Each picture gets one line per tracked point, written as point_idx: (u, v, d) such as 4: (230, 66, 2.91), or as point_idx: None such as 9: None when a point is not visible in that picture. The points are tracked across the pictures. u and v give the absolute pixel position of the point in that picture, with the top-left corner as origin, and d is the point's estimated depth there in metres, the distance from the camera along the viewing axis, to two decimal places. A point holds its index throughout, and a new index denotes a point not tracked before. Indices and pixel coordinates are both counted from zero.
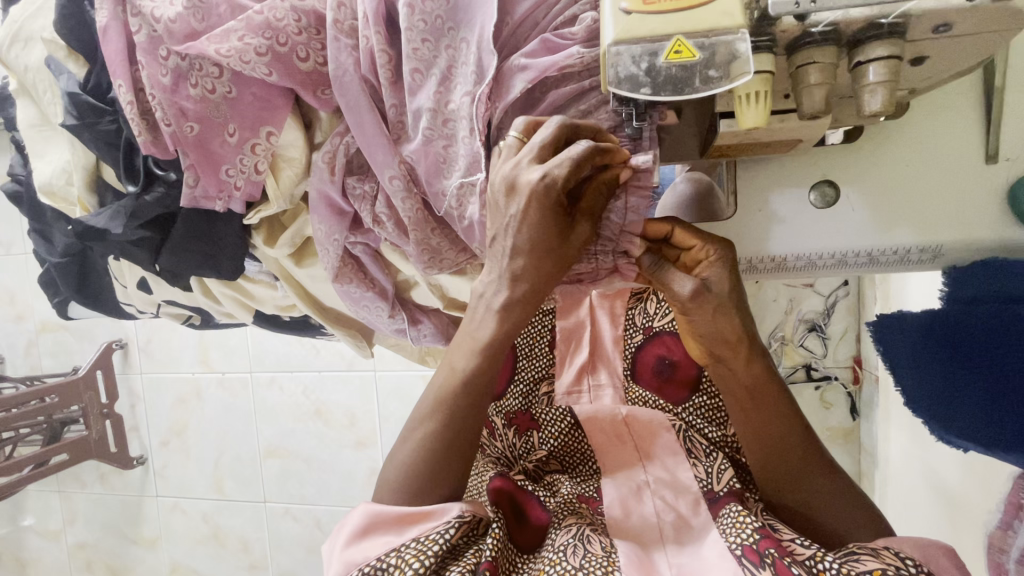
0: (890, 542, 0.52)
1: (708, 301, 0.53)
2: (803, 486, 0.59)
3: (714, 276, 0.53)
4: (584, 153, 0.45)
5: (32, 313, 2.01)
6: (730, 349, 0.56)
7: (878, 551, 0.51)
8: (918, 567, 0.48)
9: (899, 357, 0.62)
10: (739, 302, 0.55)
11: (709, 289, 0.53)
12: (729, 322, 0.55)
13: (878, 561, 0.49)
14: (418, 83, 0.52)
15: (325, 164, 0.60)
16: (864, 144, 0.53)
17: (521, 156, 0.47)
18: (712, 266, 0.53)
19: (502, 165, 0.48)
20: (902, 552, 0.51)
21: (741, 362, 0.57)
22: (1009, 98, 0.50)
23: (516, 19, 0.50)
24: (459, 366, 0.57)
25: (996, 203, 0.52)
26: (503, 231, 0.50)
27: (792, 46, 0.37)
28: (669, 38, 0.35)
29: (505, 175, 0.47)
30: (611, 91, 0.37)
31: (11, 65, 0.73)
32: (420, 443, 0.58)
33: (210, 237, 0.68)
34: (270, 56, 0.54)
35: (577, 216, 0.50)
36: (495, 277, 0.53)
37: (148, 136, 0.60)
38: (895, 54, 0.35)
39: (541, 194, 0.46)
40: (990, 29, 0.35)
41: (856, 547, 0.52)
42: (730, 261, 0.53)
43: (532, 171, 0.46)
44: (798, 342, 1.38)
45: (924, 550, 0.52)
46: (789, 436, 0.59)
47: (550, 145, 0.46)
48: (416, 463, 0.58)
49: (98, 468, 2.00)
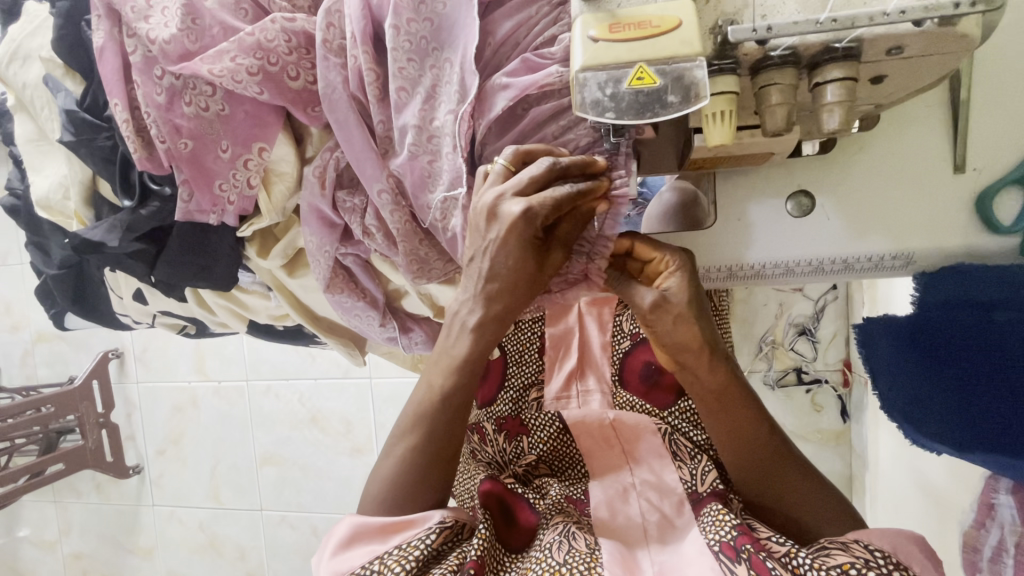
0: (860, 535, 0.54)
1: (668, 312, 0.55)
2: (778, 485, 0.61)
3: (673, 286, 0.54)
4: (564, 196, 0.49)
5: (29, 323, 2.02)
6: (704, 355, 0.57)
7: (848, 544, 0.53)
8: (886, 558, 0.50)
9: (883, 359, 0.62)
10: (700, 314, 0.56)
11: (668, 300, 0.55)
12: (690, 330, 0.56)
13: (846, 555, 0.51)
14: (404, 101, 0.54)
15: (316, 178, 0.62)
16: (838, 155, 0.56)
17: (507, 186, 0.50)
18: (672, 276, 0.55)
19: (485, 193, 0.51)
20: (871, 544, 0.52)
21: (712, 364, 0.58)
22: (975, 110, 0.52)
23: (497, 39, 0.52)
24: (437, 383, 0.59)
25: (964, 212, 0.54)
26: (482, 252, 0.53)
27: (755, 68, 0.39)
28: (632, 65, 0.37)
29: (488, 204, 0.50)
30: (578, 115, 0.38)
31: (10, 82, 0.75)
32: (401, 459, 0.60)
33: (205, 249, 0.70)
34: (261, 76, 0.56)
35: (552, 244, 0.54)
36: (468, 296, 0.56)
37: (143, 153, 0.61)
38: (850, 76, 0.38)
39: (524, 225, 0.49)
40: (939, 51, 0.37)
41: (827, 543, 0.54)
42: (691, 271, 0.55)
43: (514, 203, 0.49)
44: (788, 345, 1.40)
45: (892, 540, 0.53)
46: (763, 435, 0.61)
47: (537, 181, 0.49)
48: (403, 474, 0.59)
49: (94, 477, 2.00)
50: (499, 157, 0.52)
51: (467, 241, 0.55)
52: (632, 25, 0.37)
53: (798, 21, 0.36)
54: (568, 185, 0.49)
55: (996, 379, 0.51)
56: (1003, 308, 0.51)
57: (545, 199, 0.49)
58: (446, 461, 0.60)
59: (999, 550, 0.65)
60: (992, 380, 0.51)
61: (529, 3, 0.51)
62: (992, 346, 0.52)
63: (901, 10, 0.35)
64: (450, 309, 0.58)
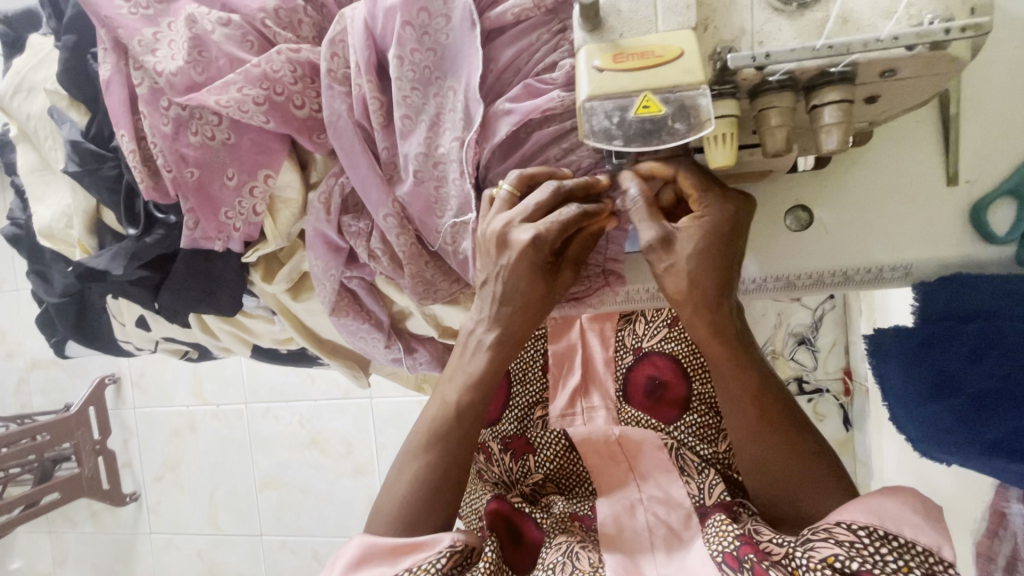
0: (839, 513, 0.51)
1: (667, 257, 0.50)
2: (790, 475, 0.56)
3: (687, 233, 0.50)
4: (571, 218, 0.50)
5: (23, 350, 2.00)
6: (688, 308, 0.52)
7: (830, 530, 0.50)
8: (869, 535, 0.48)
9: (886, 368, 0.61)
10: (709, 263, 0.50)
11: (672, 243, 0.50)
12: (680, 281, 0.51)
13: (830, 546, 0.48)
14: (408, 128, 0.55)
15: (321, 204, 0.63)
16: (832, 169, 0.57)
17: (514, 213, 0.52)
18: (694, 220, 0.50)
19: (492, 218, 0.53)
20: (852, 522, 0.49)
21: (711, 311, 0.52)
22: (966, 123, 0.53)
23: (500, 66, 0.53)
24: (451, 400, 0.60)
25: (960, 222, 0.55)
26: (494, 277, 0.55)
27: (754, 91, 0.41)
28: (638, 93, 0.38)
29: (496, 231, 0.52)
30: (587, 142, 0.40)
31: (13, 114, 0.76)
32: (411, 478, 0.59)
33: (210, 276, 0.70)
34: (267, 106, 0.57)
35: (563, 264, 0.56)
36: (484, 316, 0.58)
37: (150, 182, 0.62)
38: (846, 99, 0.39)
39: (533, 251, 0.51)
40: (931, 72, 0.39)
41: (810, 532, 0.51)
42: (712, 224, 0.50)
43: (523, 230, 0.51)
44: (788, 355, 1.43)
45: (878, 511, 0.50)
46: (775, 415, 0.56)
47: (542, 208, 0.51)
48: (413, 495, 0.59)
49: (90, 506, 1.97)
50: (504, 182, 0.54)
51: (478, 264, 0.57)
52: (635, 54, 0.38)
53: (795, 48, 0.37)
54: (575, 206, 0.51)
55: (1007, 391, 0.52)
56: (1005, 317, 0.53)
57: (552, 224, 0.51)
58: (459, 480, 0.59)
59: (1013, 559, 0.66)
60: (1002, 392, 0.52)
61: (530, 30, 0.53)
62: (1003, 353, 0.52)
63: (896, 36, 0.36)
64: (465, 328, 0.60)
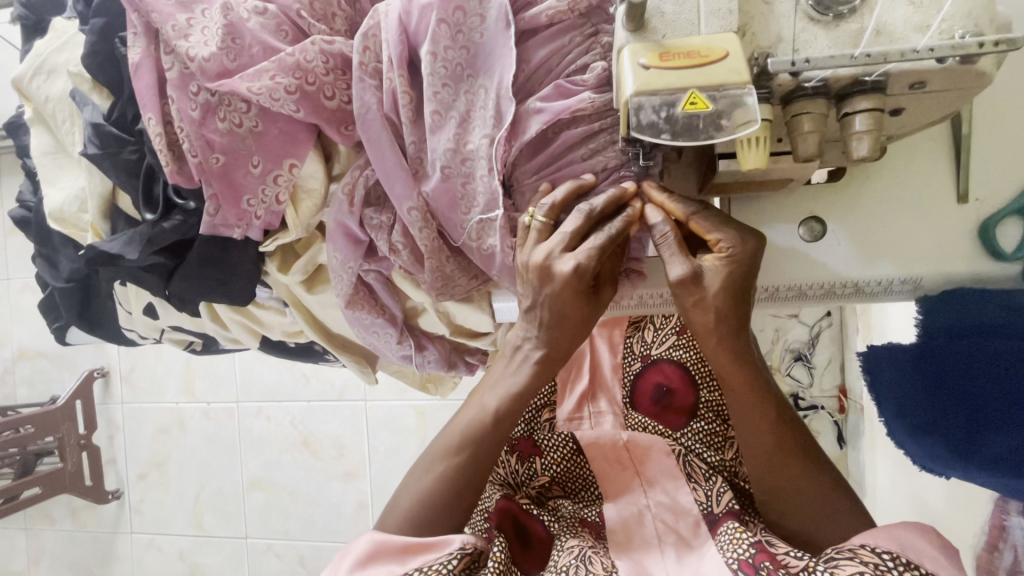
0: (863, 537, 0.52)
1: (696, 291, 0.52)
2: (795, 495, 0.58)
3: (709, 268, 0.52)
4: (607, 242, 0.52)
5: (9, 339, 1.96)
6: (709, 340, 0.54)
7: (854, 550, 0.51)
8: (894, 560, 0.49)
9: (885, 394, 0.62)
10: (737, 301, 0.52)
11: (701, 279, 0.52)
12: (705, 317, 0.53)
13: (855, 564, 0.49)
14: (438, 123, 0.56)
15: (345, 195, 0.63)
16: (846, 183, 0.58)
17: (553, 244, 0.53)
18: (716, 259, 0.52)
19: (533, 249, 0.54)
20: (876, 546, 0.51)
21: (732, 341, 0.54)
22: (976, 144, 0.55)
23: (532, 66, 0.55)
24: (489, 407, 0.60)
25: (969, 238, 0.56)
26: (539, 305, 0.55)
27: (787, 98, 0.43)
28: (684, 90, 0.39)
29: (539, 263, 0.53)
30: (633, 136, 0.40)
31: (33, 96, 0.76)
32: (438, 479, 0.59)
33: (226, 264, 0.70)
34: (298, 95, 0.58)
35: (602, 283, 0.56)
36: (522, 331, 0.58)
37: (174, 166, 0.62)
38: (876, 107, 0.40)
39: (575, 282, 0.52)
40: (958, 86, 0.40)
41: (833, 551, 0.52)
42: (736, 263, 0.51)
43: (562, 256, 0.52)
44: (785, 371, 1.44)
45: (900, 540, 0.51)
46: (791, 444, 0.58)
47: (577, 233, 0.52)
48: (428, 505, 0.59)
49: (70, 503, 1.92)
50: (537, 209, 0.55)
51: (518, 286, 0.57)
52: (681, 53, 0.39)
53: (833, 56, 0.38)
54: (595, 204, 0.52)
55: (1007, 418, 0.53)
56: (1003, 335, 0.54)
57: (590, 251, 0.52)
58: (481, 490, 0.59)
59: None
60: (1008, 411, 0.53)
61: (562, 33, 0.54)
62: (990, 371, 0.54)
63: (931, 48, 0.37)
64: (512, 342, 0.60)
